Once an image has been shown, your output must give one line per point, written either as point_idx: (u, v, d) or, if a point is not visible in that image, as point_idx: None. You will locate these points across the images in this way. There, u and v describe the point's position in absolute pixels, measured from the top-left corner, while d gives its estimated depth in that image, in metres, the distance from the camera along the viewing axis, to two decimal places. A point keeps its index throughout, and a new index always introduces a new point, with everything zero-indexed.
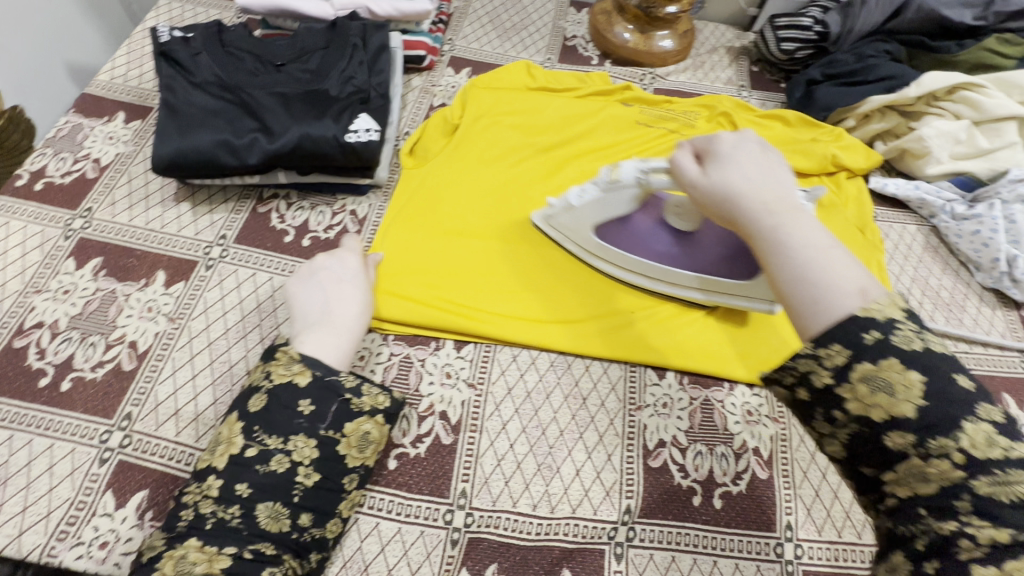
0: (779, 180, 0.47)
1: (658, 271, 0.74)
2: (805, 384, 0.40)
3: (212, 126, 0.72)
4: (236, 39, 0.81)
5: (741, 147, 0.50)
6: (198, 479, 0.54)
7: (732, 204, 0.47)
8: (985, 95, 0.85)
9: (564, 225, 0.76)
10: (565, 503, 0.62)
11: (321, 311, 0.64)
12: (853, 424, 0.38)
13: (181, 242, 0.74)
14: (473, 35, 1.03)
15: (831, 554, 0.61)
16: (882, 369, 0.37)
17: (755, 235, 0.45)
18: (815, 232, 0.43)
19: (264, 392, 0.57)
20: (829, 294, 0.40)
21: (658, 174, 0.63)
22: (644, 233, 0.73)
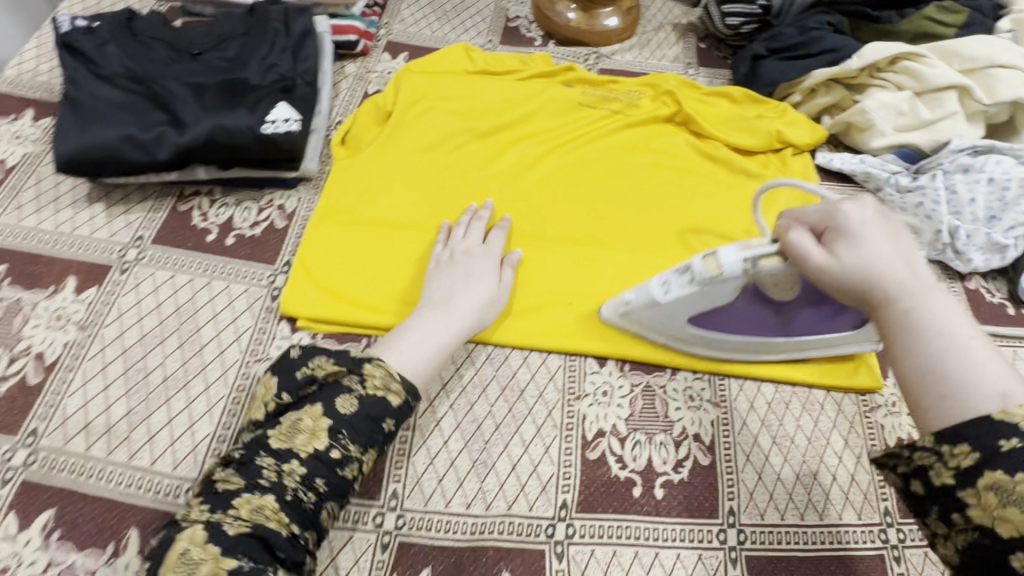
0: (911, 253, 0.46)
1: (757, 344, 0.67)
2: (920, 477, 0.42)
3: (117, 121, 0.68)
4: (148, 27, 0.77)
5: (874, 216, 0.48)
6: (277, 455, 0.51)
7: (858, 280, 0.46)
8: (927, 65, 0.84)
9: (646, 319, 0.67)
10: (500, 499, 0.61)
11: (441, 297, 0.66)
12: (974, 530, 0.39)
13: (94, 246, 0.71)
14: (412, 18, 1.00)
15: (774, 537, 0.60)
16: (1019, 483, 0.36)
17: (882, 315, 0.45)
18: (953, 320, 0.42)
19: (354, 396, 0.54)
20: (965, 391, 0.40)
21: (768, 260, 0.55)
22: (744, 317, 0.64)
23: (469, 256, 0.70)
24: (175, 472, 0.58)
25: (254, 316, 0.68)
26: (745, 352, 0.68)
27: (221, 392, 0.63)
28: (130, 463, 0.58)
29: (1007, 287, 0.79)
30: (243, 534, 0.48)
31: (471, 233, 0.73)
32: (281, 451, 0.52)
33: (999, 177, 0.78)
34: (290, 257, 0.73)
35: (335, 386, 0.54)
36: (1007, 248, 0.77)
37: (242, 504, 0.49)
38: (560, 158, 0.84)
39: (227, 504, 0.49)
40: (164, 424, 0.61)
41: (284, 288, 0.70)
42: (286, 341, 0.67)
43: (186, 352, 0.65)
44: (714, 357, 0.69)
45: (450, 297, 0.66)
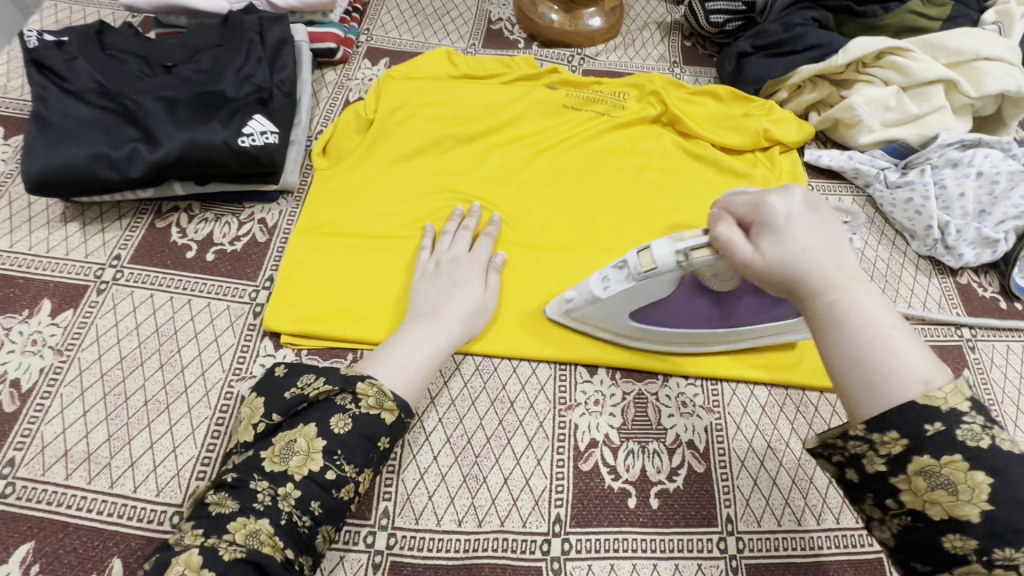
0: (836, 246, 0.45)
1: (696, 336, 0.66)
2: (856, 465, 0.42)
3: (88, 139, 0.67)
4: (118, 40, 0.75)
5: (796, 213, 0.46)
6: (272, 480, 0.49)
7: (785, 273, 0.45)
8: (912, 59, 0.83)
9: (590, 316, 0.66)
10: (493, 515, 0.59)
11: (431, 307, 0.65)
12: (907, 514, 0.40)
13: (71, 267, 0.69)
14: (392, 24, 0.98)
15: (772, 544, 0.60)
16: (944, 466, 0.38)
17: (809, 306, 0.44)
18: (875, 308, 0.42)
19: (348, 415, 0.53)
20: (889, 382, 0.40)
21: (701, 250, 0.52)
22: (683, 308, 0.63)
23: (454, 264, 0.69)
24: (159, 499, 0.57)
25: (236, 333, 0.66)
26: (682, 343, 0.68)
27: (203, 413, 0.61)
28: (112, 491, 0.56)
29: (998, 280, 0.78)
30: (238, 560, 0.46)
31: (457, 242, 0.71)
32: (276, 475, 0.50)
33: (988, 171, 0.78)
34: (272, 272, 0.71)
35: (328, 404, 0.53)
36: (998, 242, 0.76)
37: (238, 529, 0.47)
38: (546, 162, 0.83)
39: (222, 530, 0.47)
40: (146, 449, 0.59)
41: (267, 304, 0.68)
42: (270, 359, 0.65)
43: (166, 374, 0.63)
44: (673, 352, 0.69)
45: (438, 307, 0.64)
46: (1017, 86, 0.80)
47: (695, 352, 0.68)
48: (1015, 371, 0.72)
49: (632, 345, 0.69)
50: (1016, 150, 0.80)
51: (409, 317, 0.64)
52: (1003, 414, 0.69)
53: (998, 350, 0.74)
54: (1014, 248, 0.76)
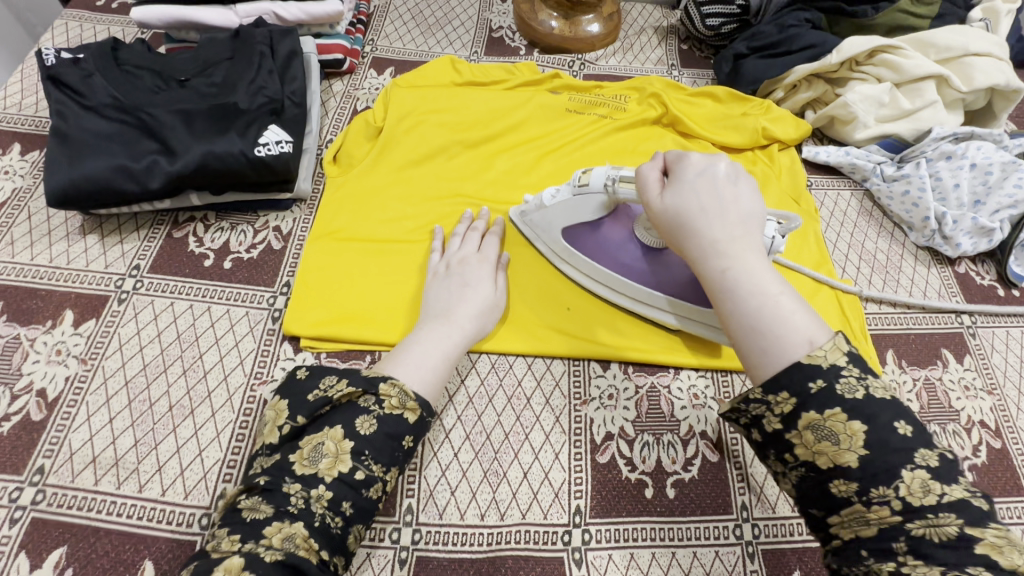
0: (738, 215, 0.49)
1: (644, 295, 0.70)
2: (758, 426, 0.45)
3: (107, 152, 0.68)
4: (132, 56, 0.76)
5: (706, 174, 0.51)
6: (303, 481, 0.50)
7: (686, 237, 0.50)
8: (904, 56, 0.86)
9: (536, 223, 0.73)
10: (514, 508, 0.61)
11: (443, 306, 0.66)
12: (801, 466, 0.43)
13: (90, 277, 0.70)
14: (396, 34, 1.01)
15: (785, 530, 0.61)
16: (827, 419, 0.41)
17: (706, 275, 0.49)
18: (763, 276, 0.46)
19: (373, 416, 0.54)
20: (778, 344, 0.44)
21: (625, 184, 0.59)
22: (615, 244, 0.68)
23: (464, 264, 0.70)
24: (187, 502, 0.58)
25: (256, 338, 0.68)
26: (638, 302, 0.71)
27: (228, 417, 0.62)
28: (140, 495, 0.58)
29: (995, 269, 0.81)
30: (276, 563, 0.46)
31: (467, 243, 0.73)
32: (306, 477, 0.51)
33: (982, 162, 0.80)
34: (288, 278, 0.73)
35: (353, 406, 0.54)
36: (994, 231, 0.78)
37: (273, 533, 0.47)
38: (551, 164, 0.85)
39: (258, 535, 0.47)
40: (172, 454, 0.60)
41: (286, 309, 0.70)
42: (290, 362, 0.67)
43: (189, 379, 0.64)
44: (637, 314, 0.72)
45: (451, 307, 0.66)
46: (1006, 80, 0.82)
47: (648, 318, 0.72)
48: (1015, 356, 0.74)
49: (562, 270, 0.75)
50: (1007, 141, 0.83)
51: (423, 318, 0.66)
52: (1005, 397, 0.71)
53: (998, 336, 0.76)
54: (1010, 236, 0.78)
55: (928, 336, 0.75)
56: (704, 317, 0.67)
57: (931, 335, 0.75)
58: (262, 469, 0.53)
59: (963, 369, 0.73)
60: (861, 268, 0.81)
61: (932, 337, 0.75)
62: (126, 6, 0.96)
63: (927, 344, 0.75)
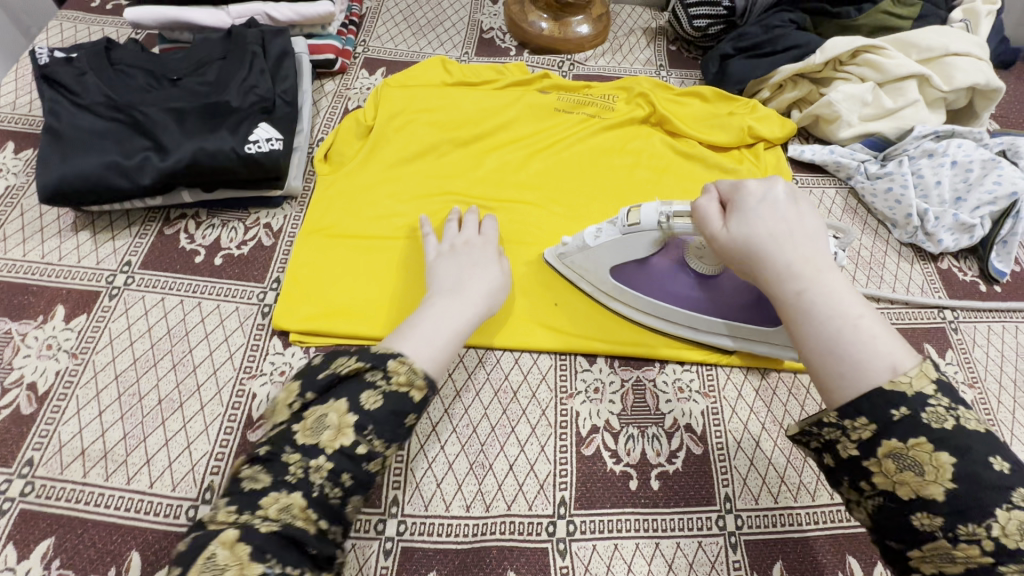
0: (807, 238, 0.50)
1: (699, 322, 0.70)
2: (831, 451, 0.45)
3: (100, 149, 0.69)
4: (125, 56, 0.77)
5: (769, 201, 0.52)
6: (304, 451, 0.49)
7: (758, 263, 0.50)
8: (886, 56, 0.87)
9: (577, 263, 0.72)
10: (499, 500, 0.61)
11: (453, 284, 0.65)
12: (879, 495, 0.42)
13: (83, 274, 0.71)
14: (387, 35, 1.02)
15: (769, 521, 0.62)
16: (911, 448, 0.40)
17: (781, 300, 0.48)
18: (841, 298, 0.46)
19: (379, 392, 0.52)
20: (861, 367, 0.43)
21: (680, 219, 0.60)
22: (665, 276, 0.69)
23: (468, 247, 0.71)
24: (175, 493, 0.58)
25: (246, 333, 0.69)
26: (688, 328, 0.71)
27: (216, 410, 0.63)
28: (129, 487, 0.58)
29: (977, 265, 0.82)
30: (272, 534, 0.46)
31: (465, 227, 0.74)
32: (308, 447, 0.50)
33: (962, 160, 0.81)
34: (279, 273, 0.74)
35: (357, 381, 0.52)
36: (975, 227, 0.79)
37: (269, 504, 0.47)
38: (540, 163, 0.86)
39: (254, 505, 0.47)
40: (161, 446, 0.60)
41: (275, 304, 0.70)
42: (279, 356, 0.67)
43: (178, 374, 0.65)
44: (685, 337, 0.72)
45: (461, 284, 0.65)
46: (986, 80, 0.84)
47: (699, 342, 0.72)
48: (997, 351, 0.75)
49: (611, 308, 0.73)
50: (988, 140, 0.84)
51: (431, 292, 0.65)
52: (986, 390, 0.72)
53: (979, 331, 0.77)
54: (990, 232, 0.80)
55: (911, 331, 0.76)
56: (747, 331, 0.68)
57: (914, 330, 0.77)
58: (266, 439, 0.52)
59: (945, 363, 0.74)
60: (846, 265, 0.82)
61: (915, 332, 0.76)
62: (120, 7, 0.97)
63: (910, 339, 0.76)
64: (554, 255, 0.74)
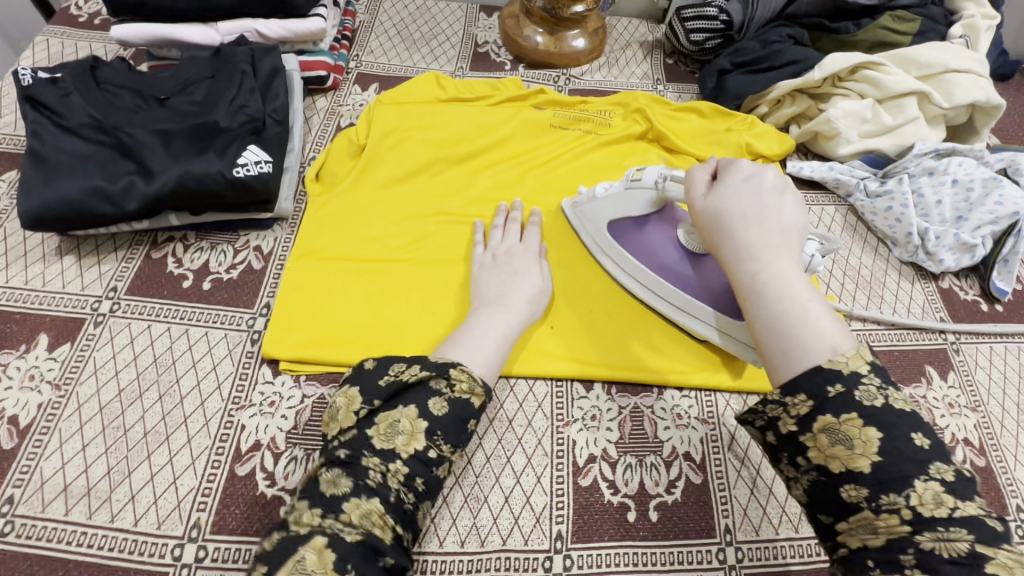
0: (777, 224, 0.50)
1: (683, 302, 0.69)
2: (773, 428, 0.44)
3: (83, 173, 0.68)
4: (111, 75, 0.76)
5: (751, 181, 0.53)
6: (382, 455, 0.51)
7: (723, 236, 0.51)
8: (885, 72, 0.86)
9: (585, 214, 0.77)
10: (495, 534, 0.60)
11: (498, 295, 0.67)
12: (813, 470, 0.42)
13: (67, 300, 0.69)
14: (381, 49, 1.00)
15: (769, 553, 0.60)
16: (843, 423, 0.40)
17: (735, 274, 0.49)
18: (793, 280, 0.46)
19: (443, 399, 0.53)
20: (802, 347, 0.43)
21: (675, 182, 0.65)
22: (656, 246, 0.70)
23: (511, 255, 0.72)
24: (159, 531, 0.57)
25: (235, 361, 0.67)
26: (681, 313, 0.70)
27: (204, 443, 0.61)
28: (112, 525, 0.56)
29: (978, 284, 0.81)
30: (356, 543, 0.47)
31: (509, 234, 0.75)
32: (384, 451, 0.51)
33: (963, 178, 0.80)
34: (268, 299, 0.72)
35: (424, 388, 0.54)
36: (976, 247, 0.78)
37: (352, 510, 0.48)
38: (536, 180, 0.85)
39: (336, 510, 0.48)
40: (146, 482, 0.59)
41: (265, 332, 0.69)
42: (269, 386, 0.66)
43: (165, 405, 0.63)
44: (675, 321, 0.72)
45: (505, 294, 0.67)
46: (987, 97, 0.83)
47: (687, 329, 0.71)
48: (999, 372, 0.74)
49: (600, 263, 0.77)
50: (988, 157, 0.83)
51: (477, 304, 0.67)
52: (989, 414, 0.71)
53: (981, 351, 0.76)
54: (991, 251, 0.79)
55: (912, 353, 0.75)
56: (741, 332, 0.64)
57: (915, 351, 0.75)
58: (341, 443, 0.52)
59: (947, 386, 0.73)
60: (845, 284, 0.80)
61: (916, 353, 0.75)
62: (108, 22, 0.95)
63: (911, 361, 0.74)
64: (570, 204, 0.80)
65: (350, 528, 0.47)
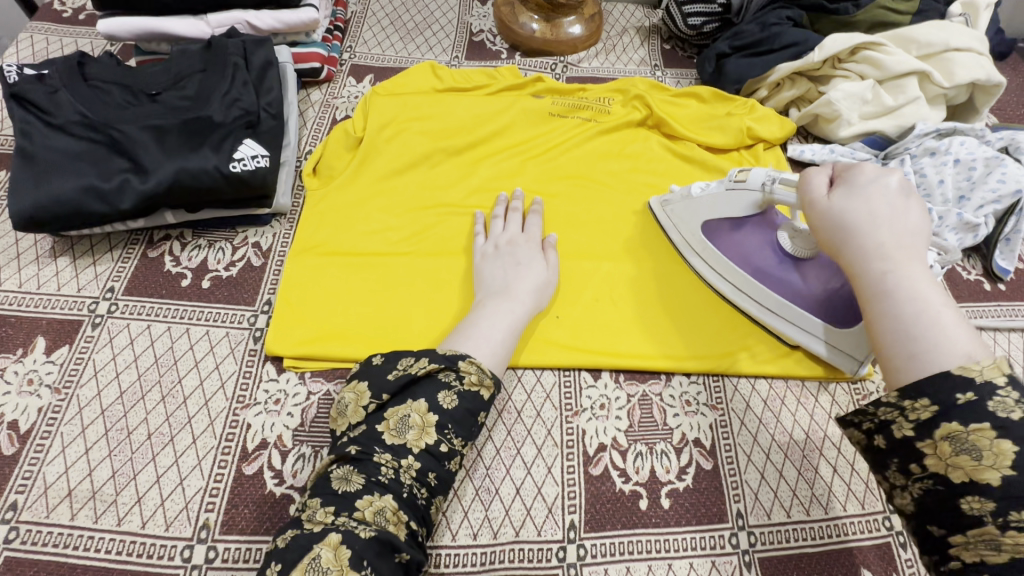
0: (909, 226, 0.47)
1: (778, 305, 0.68)
2: (883, 432, 0.43)
3: (75, 171, 0.66)
4: (100, 71, 0.74)
5: (879, 182, 0.50)
6: (393, 451, 0.50)
7: (846, 236, 0.49)
8: (885, 53, 0.86)
9: (676, 214, 0.76)
10: (507, 526, 0.60)
11: (502, 286, 0.67)
12: (929, 478, 0.40)
13: (64, 302, 0.68)
14: (375, 39, 0.99)
15: (782, 536, 0.60)
16: (971, 432, 0.37)
17: (861, 274, 0.46)
18: (927, 284, 0.43)
19: (453, 391, 0.53)
20: (933, 351, 0.40)
21: (785, 186, 0.63)
22: (752, 247, 0.69)
23: (513, 246, 0.72)
24: (167, 533, 0.56)
25: (237, 360, 0.66)
26: (777, 318, 0.69)
27: (209, 443, 0.60)
28: (119, 528, 0.56)
29: (980, 263, 0.81)
30: (371, 539, 0.46)
31: (510, 224, 0.74)
32: (397, 447, 0.50)
33: (964, 158, 0.79)
34: (270, 296, 0.71)
35: (432, 381, 0.53)
36: (979, 226, 0.77)
37: (365, 506, 0.48)
38: (537, 169, 0.84)
39: (351, 506, 0.48)
40: (152, 483, 0.58)
41: (267, 328, 0.68)
42: (273, 384, 0.65)
43: (168, 406, 0.62)
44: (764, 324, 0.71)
45: (509, 284, 0.66)
46: (987, 76, 0.83)
47: (780, 334, 0.70)
48: (1003, 350, 0.74)
49: (688, 262, 0.76)
50: (989, 136, 0.83)
51: (482, 295, 0.66)
52: None
53: (986, 331, 0.76)
54: (993, 230, 0.79)
55: None
56: (846, 340, 0.64)
57: None
58: (351, 439, 0.52)
59: None
60: None
61: None
62: (94, 18, 0.93)
63: None
64: (659, 202, 0.79)
65: (363, 525, 0.47)
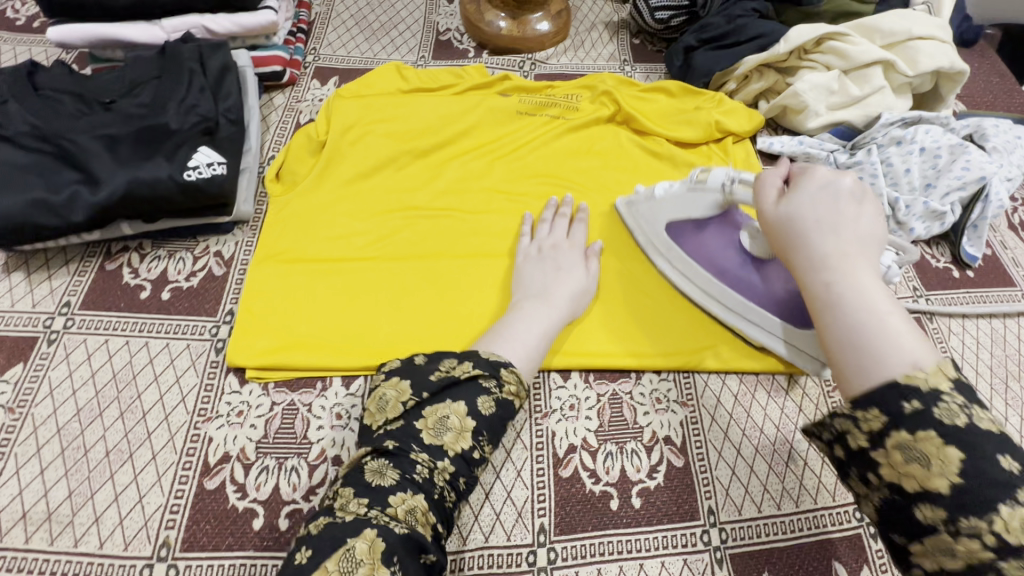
0: (857, 230, 0.45)
1: (746, 309, 0.67)
2: (840, 440, 0.41)
3: (22, 185, 0.64)
4: (50, 80, 0.72)
5: (826, 188, 0.48)
6: (431, 451, 0.50)
7: (795, 245, 0.47)
8: (850, 43, 0.85)
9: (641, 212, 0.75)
10: (477, 532, 0.59)
11: (541, 288, 0.67)
12: (885, 487, 0.38)
13: (19, 319, 0.67)
14: (339, 41, 0.97)
15: (753, 532, 0.60)
16: (918, 439, 0.36)
17: (808, 284, 0.45)
18: (874, 291, 0.42)
19: (492, 397, 0.53)
20: (879, 362, 0.39)
21: (745, 186, 0.61)
22: (716, 248, 0.68)
23: (557, 249, 0.72)
24: (126, 553, 0.55)
25: (198, 373, 0.65)
26: (748, 322, 0.68)
27: (170, 459, 0.59)
28: (76, 550, 0.54)
29: (949, 250, 0.81)
30: (405, 535, 0.45)
31: (556, 229, 0.74)
32: (433, 447, 0.50)
33: (930, 146, 0.80)
34: (232, 306, 0.69)
35: (473, 385, 0.52)
36: (946, 214, 0.77)
37: (399, 503, 0.47)
38: (503, 168, 0.83)
39: (384, 501, 0.46)
40: (110, 502, 0.57)
41: (230, 339, 0.66)
42: (236, 396, 0.63)
43: (127, 423, 0.61)
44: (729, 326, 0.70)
45: (548, 288, 0.67)
46: (951, 62, 0.83)
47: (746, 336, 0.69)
48: (972, 337, 0.74)
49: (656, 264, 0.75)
50: (955, 123, 0.84)
51: (521, 297, 0.67)
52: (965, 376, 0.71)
53: (956, 320, 0.76)
54: (960, 217, 0.79)
55: None
56: (804, 340, 0.63)
57: None
58: (387, 432, 0.51)
59: None
60: None
61: None
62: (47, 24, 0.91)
63: None
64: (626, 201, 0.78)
65: (397, 521, 0.46)
